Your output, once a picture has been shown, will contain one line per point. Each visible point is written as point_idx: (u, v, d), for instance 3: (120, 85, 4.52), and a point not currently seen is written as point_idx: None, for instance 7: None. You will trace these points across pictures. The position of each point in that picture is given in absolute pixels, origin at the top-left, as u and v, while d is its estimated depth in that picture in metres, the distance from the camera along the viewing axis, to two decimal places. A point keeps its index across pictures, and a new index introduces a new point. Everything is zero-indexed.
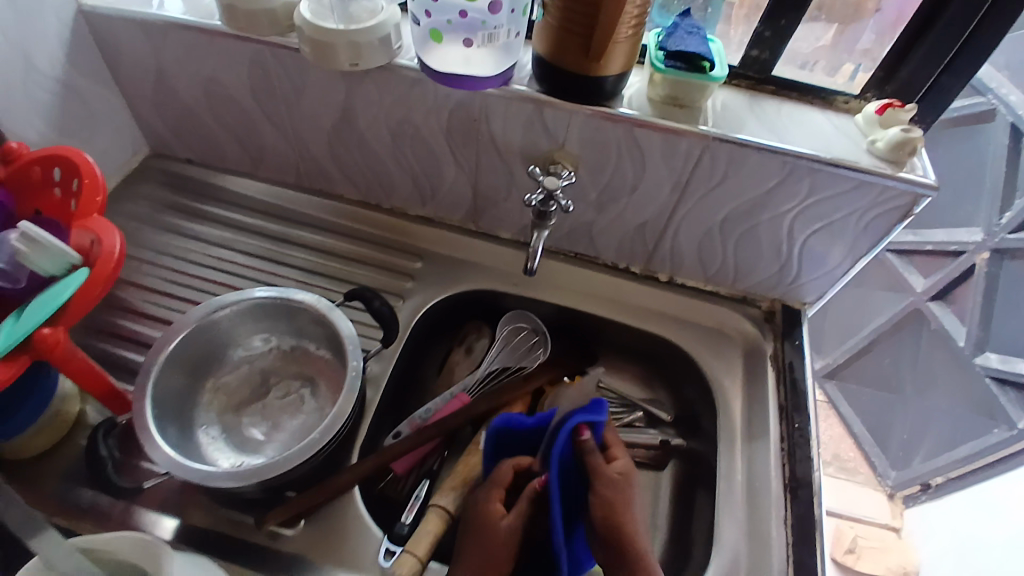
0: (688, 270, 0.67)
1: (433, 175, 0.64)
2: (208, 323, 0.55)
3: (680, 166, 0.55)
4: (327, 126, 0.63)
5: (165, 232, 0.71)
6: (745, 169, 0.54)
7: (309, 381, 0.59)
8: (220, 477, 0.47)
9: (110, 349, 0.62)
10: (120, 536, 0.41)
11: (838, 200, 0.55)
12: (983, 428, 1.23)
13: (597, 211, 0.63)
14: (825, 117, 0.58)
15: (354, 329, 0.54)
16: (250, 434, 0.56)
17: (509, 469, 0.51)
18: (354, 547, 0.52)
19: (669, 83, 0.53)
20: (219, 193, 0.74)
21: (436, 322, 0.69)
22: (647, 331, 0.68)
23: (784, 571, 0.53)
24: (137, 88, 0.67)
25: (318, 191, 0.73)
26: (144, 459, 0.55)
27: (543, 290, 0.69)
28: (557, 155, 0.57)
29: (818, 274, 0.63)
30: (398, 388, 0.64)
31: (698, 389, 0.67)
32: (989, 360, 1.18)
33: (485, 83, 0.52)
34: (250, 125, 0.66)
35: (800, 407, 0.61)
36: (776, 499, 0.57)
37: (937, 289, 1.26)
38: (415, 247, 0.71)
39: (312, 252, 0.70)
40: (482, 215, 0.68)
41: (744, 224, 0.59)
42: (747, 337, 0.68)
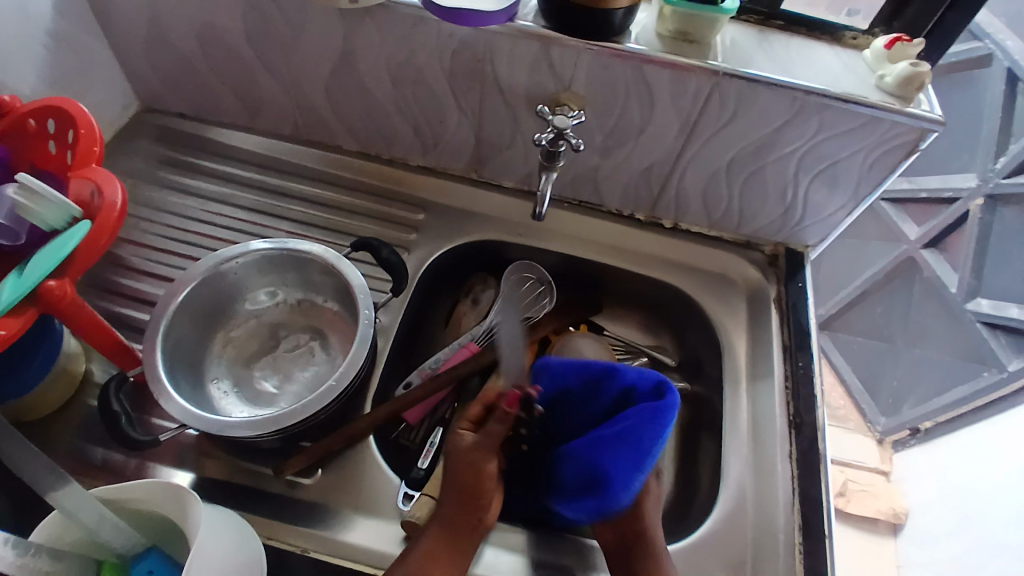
0: (693, 216, 0.67)
1: (435, 123, 0.63)
2: (215, 275, 0.54)
3: (688, 105, 0.54)
4: (325, 73, 0.61)
5: (162, 187, 0.70)
6: (755, 106, 0.53)
7: (319, 333, 0.59)
8: (237, 426, 0.47)
9: (113, 307, 0.61)
10: (145, 484, 0.41)
11: (846, 137, 0.54)
12: (973, 372, 1.26)
13: (602, 156, 0.62)
14: (833, 53, 0.56)
15: (363, 279, 0.54)
16: (263, 387, 0.56)
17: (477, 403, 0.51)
18: (371, 492, 0.53)
19: (679, 16, 0.51)
20: (212, 147, 0.72)
21: (442, 273, 0.68)
22: (651, 277, 0.68)
23: (790, 502, 0.54)
24: (124, 36, 0.64)
25: (316, 142, 0.71)
26: (157, 413, 0.55)
27: (548, 239, 0.69)
28: (562, 97, 0.56)
29: (822, 216, 0.62)
30: (407, 339, 0.64)
31: (702, 333, 0.67)
32: (981, 306, 1.21)
33: (490, 19, 0.50)
34: (245, 74, 0.64)
35: (803, 346, 0.62)
36: (781, 436, 0.58)
37: (930, 237, 1.27)
38: (417, 198, 0.70)
39: (311, 205, 0.69)
40: (485, 164, 0.67)
41: (750, 166, 0.59)
42: (751, 281, 0.68)
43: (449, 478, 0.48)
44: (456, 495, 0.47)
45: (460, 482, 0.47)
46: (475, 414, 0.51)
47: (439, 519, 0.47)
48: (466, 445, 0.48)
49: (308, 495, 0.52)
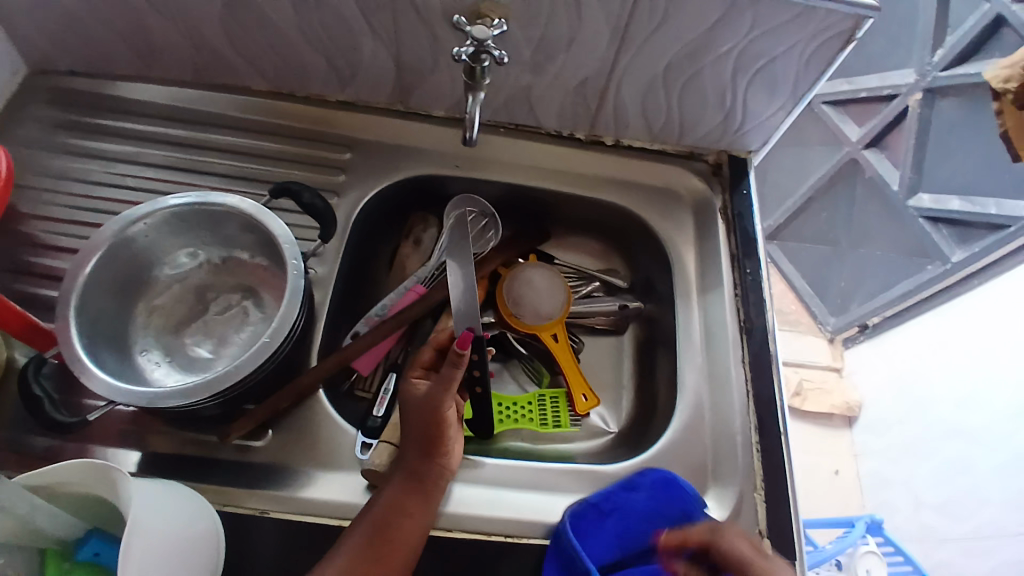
0: (633, 130, 0.65)
1: (349, 51, 0.58)
2: (122, 239, 0.50)
3: (618, 8, 0.50)
4: (217, 5, 0.54)
5: (57, 152, 0.63)
6: (686, 4, 0.50)
7: (251, 292, 0.56)
8: (169, 397, 0.44)
9: (21, 287, 0.56)
10: (74, 468, 0.38)
11: (781, 31, 0.51)
12: (918, 266, 1.30)
13: (533, 73, 0.58)
14: None
15: (287, 228, 0.50)
16: (197, 352, 0.53)
17: (428, 349, 0.53)
18: (328, 446, 0.51)
19: None
20: (106, 101, 0.65)
21: (378, 215, 0.65)
22: (596, 199, 0.66)
23: (746, 406, 0.56)
24: None
25: (223, 85, 0.65)
26: (87, 394, 0.52)
27: (485, 169, 0.65)
28: (483, 8, 0.51)
29: (761, 119, 0.61)
30: (348, 287, 0.61)
31: (651, 251, 0.66)
32: (922, 202, 1.23)
33: None
34: (127, 14, 0.57)
35: (750, 253, 0.62)
36: (733, 341, 0.58)
37: (871, 135, 1.28)
38: (341, 137, 0.65)
39: (226, 154, 0.63)
40: (410, 93, 0.62)
41: (686, 71, 0.56)
42: (696, 194, 0.67)
43: (412, 429, 0.49)
44: (418, 443, 0.48)
45: (424, 430, 0.48)
46: (425, 361, 0.52)
47: (403, 469, 0.47)
48: (429, 393, 0.49)
49: (262, 458, 0.50)
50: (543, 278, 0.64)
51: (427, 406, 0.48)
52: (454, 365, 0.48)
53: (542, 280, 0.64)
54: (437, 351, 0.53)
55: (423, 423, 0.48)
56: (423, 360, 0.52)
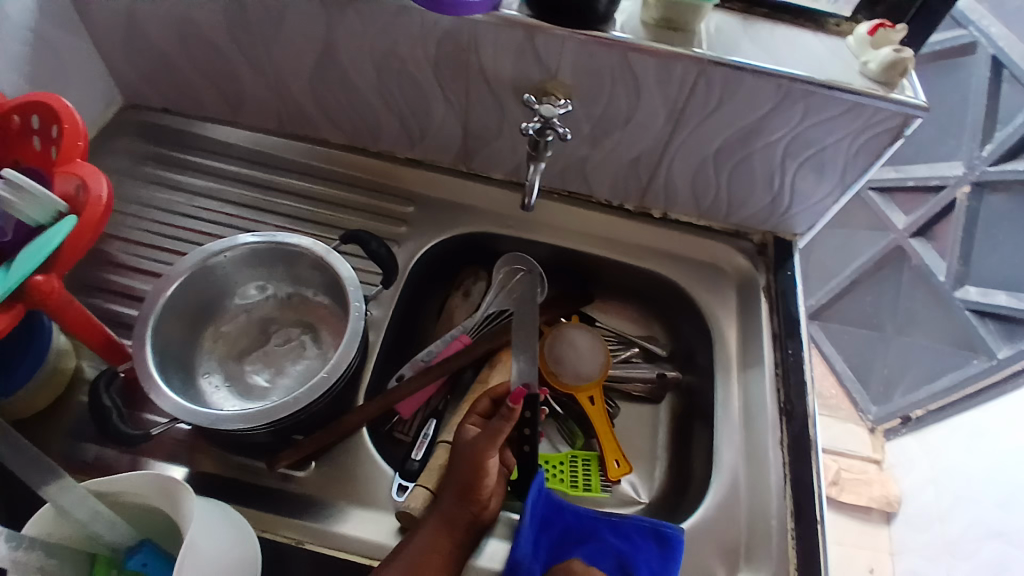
0: (682, 205, 0.68)
1: (423, 115, 0.63)
2: (203, 269, 0.54)
3: (675, 94, 0.54)
4: (311, 66, 0.61)
5: (150, 184, 0.69)
6: (740, 93, 0.53)
7: (310, 327, 0.59)
8: (229, 419, 0.46)
9: (103, 303, 0.61)
10: (137, 480, 0.41)
11: (830, 124, 0.54)
12: (964, 359, 1.27)
13: (590, 146, 0.62)
14: (817, 39, 0.56)
15: (353, 272, 0.54)
16: (254, 381, 0.56)
17: (486, 398, 0.55)
18: (366, 484, 0.53)
19: (664, 5, 0.51)
20: (200, 143, 0.72)
21: (433, 266, 0.68)
22: (642, 268, 0.68)
23: (782, 489, 0.55)
24: (108, 33, 0.64)
25: (304, 136, 0.71)
26: (149, 409, 0.55)
27: (537, 231, 0.69)
28: (549, 86, 0.56)
29: (808, 204, 0.63)
30: (399, 331, 0.64)
31: (693, 322, 0.68)
32: (969, 293, 1.21)
33: (473, 7, 0.50)
34: (231, 70, 0.64)
35: (792, 333, 0.62)
36: (771, 424, 0.58)
37: (920, 225, 1.28)
38: (406, 191, 0.70)
39: (300, 199, 0.68)
40: (474, 156, 0.67)
41: (737, 154, 0.59)
42: (741, 271, 0.68)
43: (456, 473, 0.50)
44: (457, 489, 0.49)
45: (466, 476, 0.49)
46: (481, 410, 0.55)
47: (439, 513, 0.48)
48: (478, 441, 0.51)
49: (302, 488, 0.52)
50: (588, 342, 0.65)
51: (473, 454, 0.50)
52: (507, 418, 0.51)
53: (585, 343, 0.65)
54: (493, 401, 0.56)
55: (467, 470, 0.49)
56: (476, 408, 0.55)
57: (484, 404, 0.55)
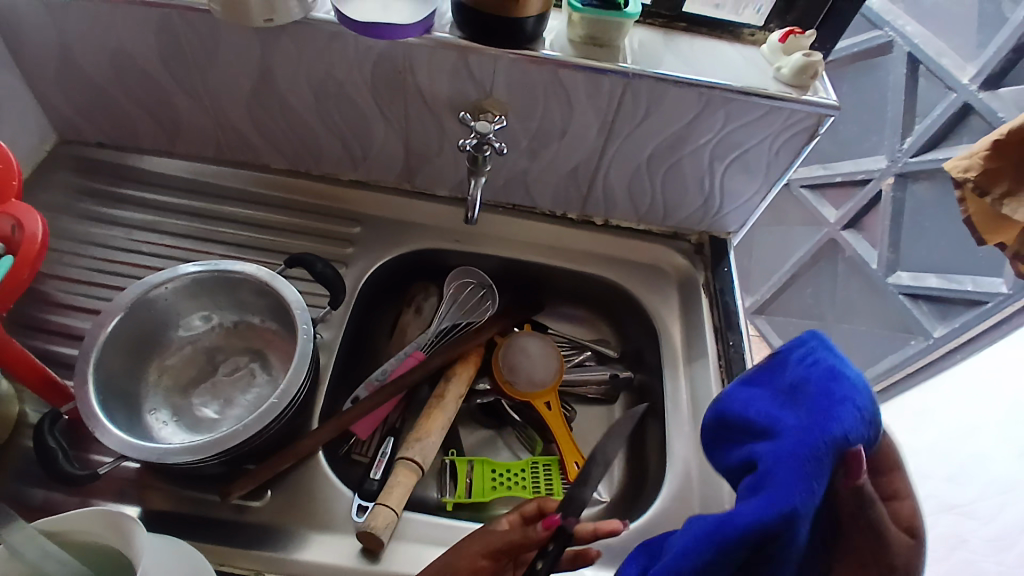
0: (621, 211, 0.70)
1: (364, 137, 0.64)
2: (144, 302, 0.53)
3: (605, 106, 0.57)
4: (248, 93, 0.61)
5: (84, 219, 0.67)
6: (665, 103, 0.56)
7: (258, 354, 0.59)
8: (177, 453, 0.46)
9: (40, 344, 0.59)
10: (90, 515, 0.40)
11: (751, 127, 0.58)
12: (901, 341, 1.33)
13: (530, 159, 0.64)
14: (733, 49, 0.60)
15: (300, 295, 0.54)
16: (202, 413, 0.55)
17: (534, 506, 0.48)
18: (324, 508, 0.53)
19: (587, 22, 0.54)
20: (136, 175, 0.71)
21: (381, 286, 0.69)
22: (587, 274, 0.70)
23: None
24: (34, 67, 0.62)
25: (244, 163, 0.70)
26: (94, 449, 0.54)
27: (484, 244, 0.70)
28: (486, 104, 0.58)
29: (738, 203, 0.66)
30: (350, 352, 0.64)
31: (640, 323, 0.70)
32: (902, 278, 1.28)
33: (405, 32, 0.52)
34: (166, 100, 0.63)
35: (732, 326, 0.65)
36: None
37: (848, 218, 1.35)
38: (351, 213, 0.70)
39: (243, 226, 0.68)
40: (417, 174, 0.68)
41: (668, 160, 0.62)
42: (680, 270, 0.71)
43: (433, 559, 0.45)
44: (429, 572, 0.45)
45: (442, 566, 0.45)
46: (526, 513, 0.47)
47: None
48: (479, 549, 0.45)
49: (259, 517, 0.51)
50: (523, 355, 0.66)
51: (465, 560, 0.44)
52: (524, 540, 0.44)
53: (522, 355, 0.66)
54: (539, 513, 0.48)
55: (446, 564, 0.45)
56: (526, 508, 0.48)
57: (529, 510, 0.47)
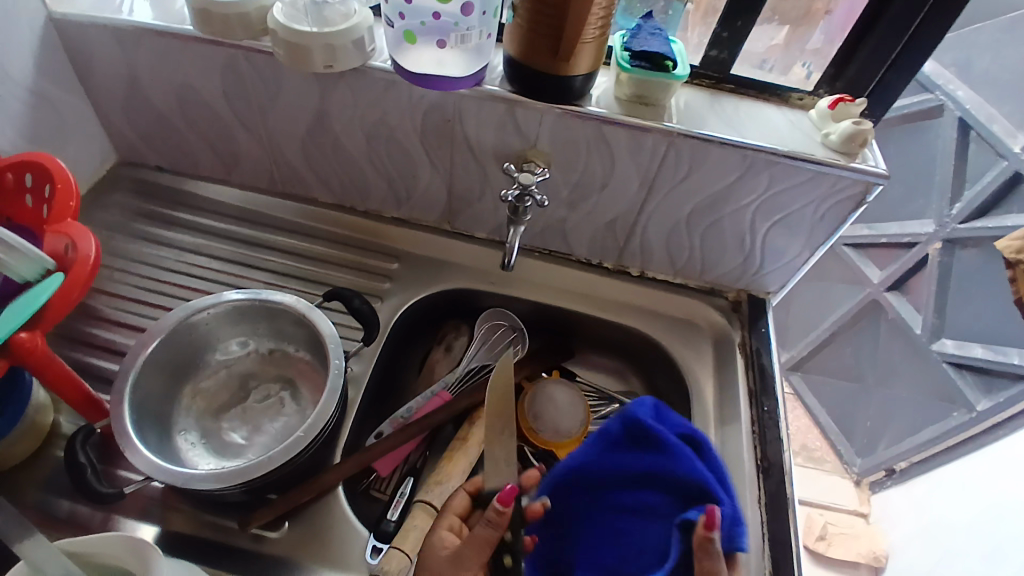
0: (657, 264, 0.70)
1: (408, 177, 0.66)
2: (186, 325, 0.55)
3: (647, 162, 0.57)
4: (302, 130, 0.63)
5: (137, 239, 0.71)
6: (708, 163, 0.56)
7: (289, 383, 0.60)
8: (203, 479, 0.46)
9: (83, 357, 0.61)
10: (113, 540, 0.41)
11: (793, 192, 0.57)
12: (943, 411, 1.28)
13: (569, 208, 0.64)
14: (780, 113, 0.60)
15: (334, 328, 0.55)
16: (230, 438, 0.56)
17: (461, 494, 0.49)
18: (340, 545, 0.52)
19: (635, 82, 0.55)
20: (189, 200, 0.74)
21: (414, 323, 0.70)
22: (621, 325, 0.70)
23: (761, 550, 0.54)
24: (106, 95, 0.66)
25: (292, 195, 0.73)
26: (123, 466, 0.55)
27: (517, 288, 0.71)
28: (529, 154, 0.59)
29: (777, 265, 0.65)
30: (379, 387, 0.65)
31: (671, 379, 0.69)
32: (946, 346, 1.24)
33: (457, 84, 0.54)
34: (224, 131, 0.66)
35: (767, 390, 0.63)
36: (748, 480, 0.58)
37: (892, 280, 1.32)
38: (390, 249, 0.72)
39: (286, 256, 0.70)
40: (458, 216, 0.69)
41: (708, 218, 0.62)
42: (716, 327, 0.70)
43: None
44: None
45: None
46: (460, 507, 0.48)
47: None
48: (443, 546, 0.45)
49: (274, 550, 0.51)
50: (546, 406, 0.65)
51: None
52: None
53: (544, 407, 0.65)
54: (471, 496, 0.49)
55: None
56: (456, 508, 0.48)
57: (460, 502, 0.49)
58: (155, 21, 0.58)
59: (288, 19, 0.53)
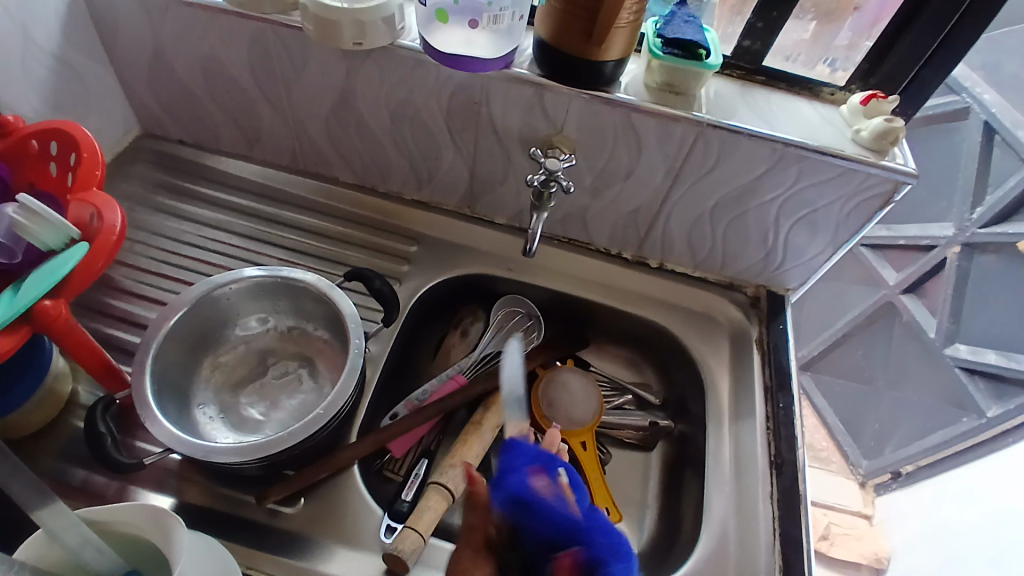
0: (677, 256, 0.69)
1: (431, 159, 0.65)
2: (207, 300, 0.55)
3: (673, 152, 0.57)
4: (326, 108, 0.63)
5: (158, 212, 0.71)
6: (736, 155, 0.56)
7: (307, 361, 0.60)
8: (223, 452, 0.47)
9: (102, 327, 0.61)
10: (132, 509, 0.41)
11: (821, 188, 0.57)
12: (953, 417, 1.27)
13: (591, 196, 0.64)
14: (811, 107, 0.59)
15: (355, 308, 0.55)
16: (248, 413, 0.57)
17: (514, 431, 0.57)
18: (354, 523, 0.52)
19: (666, 70, 0.54)
20: (210, 174, 0.74)
21: (432, 306, 0.70)
22: (638, 316, 0.70)
23: (772, 545, 0.54)
24: (130, 66, 0.66)
25: (313, 174, 0.73)
26: (141, 437, 0.55)
27: (536, 275, 0.70)
28: (554, 140, 0.59)
29: (800, 261, 0.65)
30: (395, 369, 0.65)
31: (686, 372, 0.68)
32: (959, 351, 1.23)
33: (487, 65, 0.53)
34: (248, 107, 0.66)
35: (784, 386, 0.63)
36: (762, 475, 0.58)
37: (909, 282, 1.30)
38: (410, 231, 0.71)
39: (305, 234, 0.70)
40: (478, 201, 0.69)
41: (732, 211, 0.61)
42: (733, 322, 0.69)
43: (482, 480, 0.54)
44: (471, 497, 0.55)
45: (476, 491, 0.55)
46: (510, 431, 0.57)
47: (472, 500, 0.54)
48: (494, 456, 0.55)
49: (289, 525, 0.52)
50: (560, 396, 0.66)
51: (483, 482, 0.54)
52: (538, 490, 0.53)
53: (558, 396, 0.66)
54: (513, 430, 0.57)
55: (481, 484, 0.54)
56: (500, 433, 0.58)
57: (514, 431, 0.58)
58: None
59: None
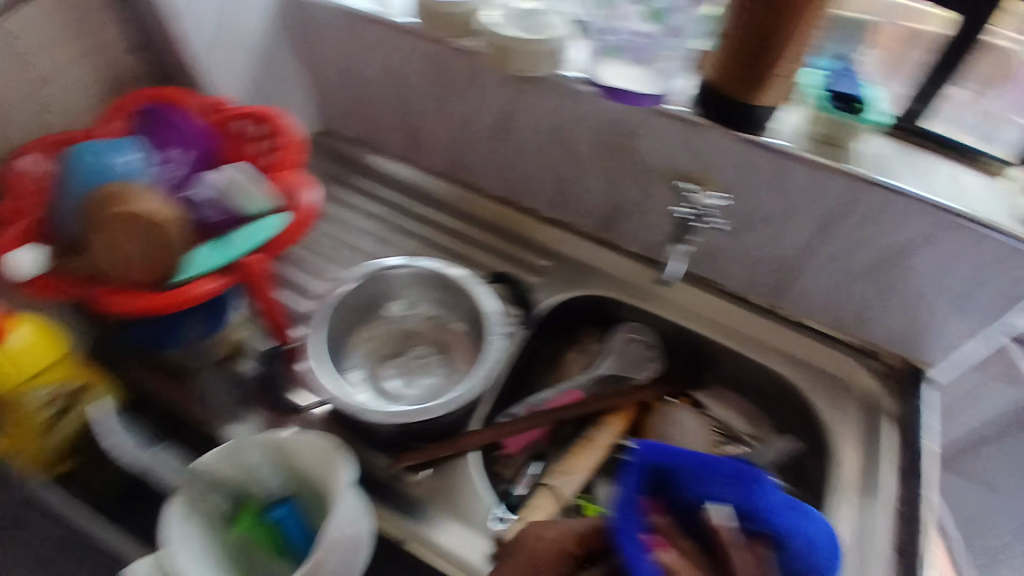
0: (813, 311, 0.68)
1: (577, 182, 0.70)
2: (370, 279, 0.62)
3: (827, 206, 0.57)
4: (489, 125, 0.70)
5: (329, 200, 0.80)
6: (894, 218, 0.55)
7: (443, 348, 0.66)
8: (371, 413, 0.52)
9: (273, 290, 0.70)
10: (311, 441, 0.50)
11: (986, 265, 0.55)
12: None
13: (731, 238, 0.65)
14: (982, 177, 0.57)
15: (495, 306, 0.60)
16: (387, 384, 0.63)
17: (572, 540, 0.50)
18: (466, 505, 0.56)
19: (829, 122, 0.55)
20: (375, 173, 0.83)
21: (559, 320, 0.73)
22: (758, 363, 0.69)
23: None
24: (328, 72, 0.77)
25: (465, 184, 0.80)
26: (293, 390, 0.62)
27: (661, 306, 0.72)
28: (705, 178, 0.61)
29: (948, 335, 0.62)
30: (518, 372, 0.69)
31: (807, 434, 0.67)
32: None
33: (642, 100, 0.56)
34: (420, 117, 0.74)
35: (914, 466, 0.60)
36: (884, 561, 0.56)
37: None
38: (546, 247, 0.76)
39: (452, 236, 0.76)
40: (615, 227, 0.72)
41: (880, 276, 0.60)
42: (865, 389, 0.67)
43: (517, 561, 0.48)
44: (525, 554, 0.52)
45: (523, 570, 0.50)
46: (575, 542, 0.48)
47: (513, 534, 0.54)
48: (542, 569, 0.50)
49: (411, 494, 0.57)
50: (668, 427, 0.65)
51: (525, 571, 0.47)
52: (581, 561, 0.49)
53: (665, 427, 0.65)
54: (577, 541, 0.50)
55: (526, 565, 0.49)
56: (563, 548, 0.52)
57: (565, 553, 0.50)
58: (372, 10, 0.66)
59: (496, 23, 0.59)
